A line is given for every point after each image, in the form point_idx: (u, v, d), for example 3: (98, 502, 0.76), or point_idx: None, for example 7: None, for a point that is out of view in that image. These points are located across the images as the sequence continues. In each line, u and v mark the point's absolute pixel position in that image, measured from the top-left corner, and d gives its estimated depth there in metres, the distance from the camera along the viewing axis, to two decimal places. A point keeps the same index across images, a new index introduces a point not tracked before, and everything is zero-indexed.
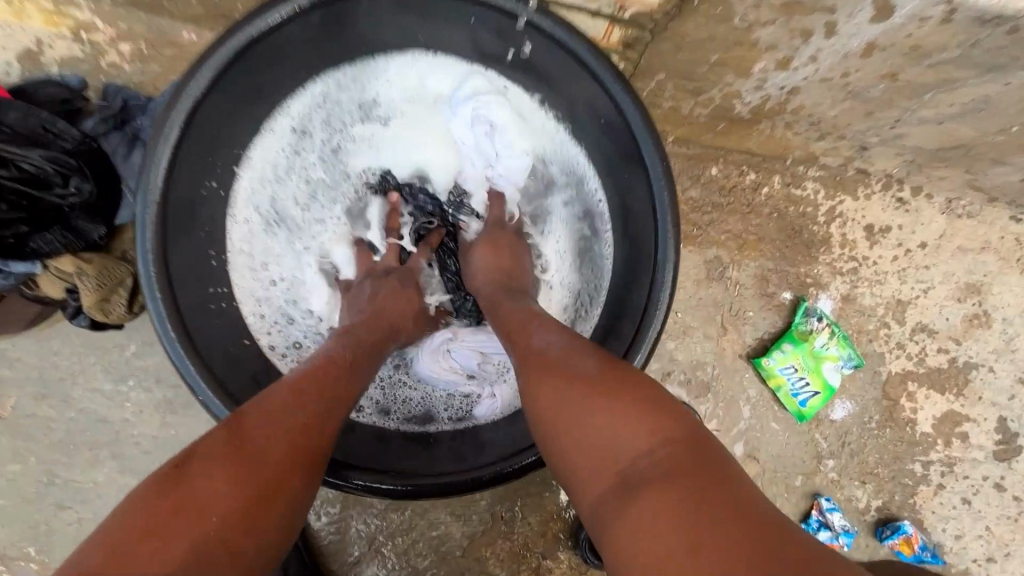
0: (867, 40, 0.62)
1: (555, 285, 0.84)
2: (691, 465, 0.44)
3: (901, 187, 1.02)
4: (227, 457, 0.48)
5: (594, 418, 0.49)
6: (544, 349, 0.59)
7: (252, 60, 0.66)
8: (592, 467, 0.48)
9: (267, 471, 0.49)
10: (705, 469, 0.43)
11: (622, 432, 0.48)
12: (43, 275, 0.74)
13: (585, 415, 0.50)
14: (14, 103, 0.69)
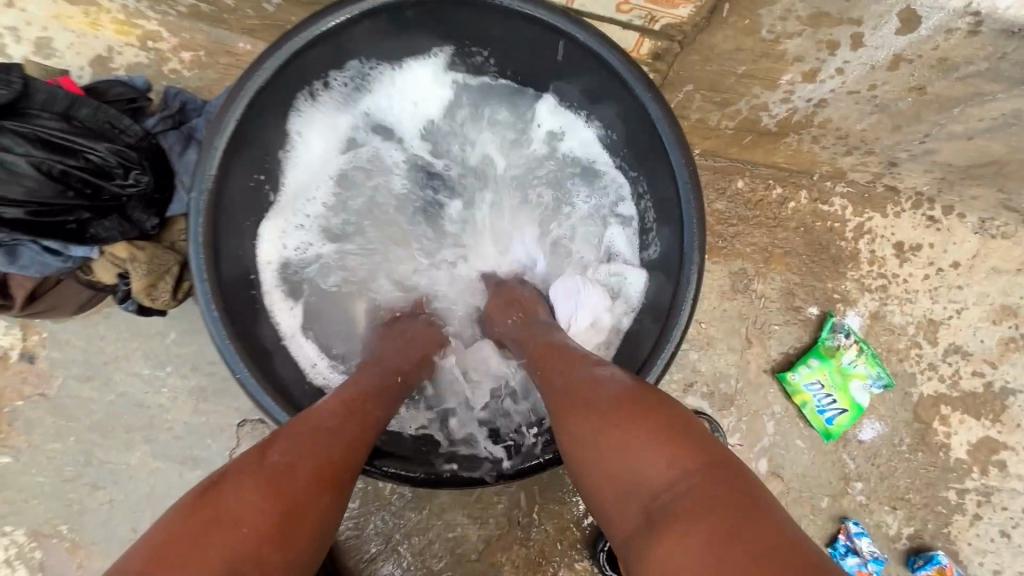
0: (894, 52, 0.64)
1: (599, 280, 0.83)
2: (642, 398, 0.52)
3: (931, 205, 1.02)
4: (262, 479, 0.48)
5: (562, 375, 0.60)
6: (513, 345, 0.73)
7: (306, 63, 0.70)
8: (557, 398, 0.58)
9: (306, 492, 0.49)
10: (642, 406, 0.52)
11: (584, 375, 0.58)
12: (99, 260, 0.80)
13: (556, 369, 0.61)
14: (88, 100, 0.75)
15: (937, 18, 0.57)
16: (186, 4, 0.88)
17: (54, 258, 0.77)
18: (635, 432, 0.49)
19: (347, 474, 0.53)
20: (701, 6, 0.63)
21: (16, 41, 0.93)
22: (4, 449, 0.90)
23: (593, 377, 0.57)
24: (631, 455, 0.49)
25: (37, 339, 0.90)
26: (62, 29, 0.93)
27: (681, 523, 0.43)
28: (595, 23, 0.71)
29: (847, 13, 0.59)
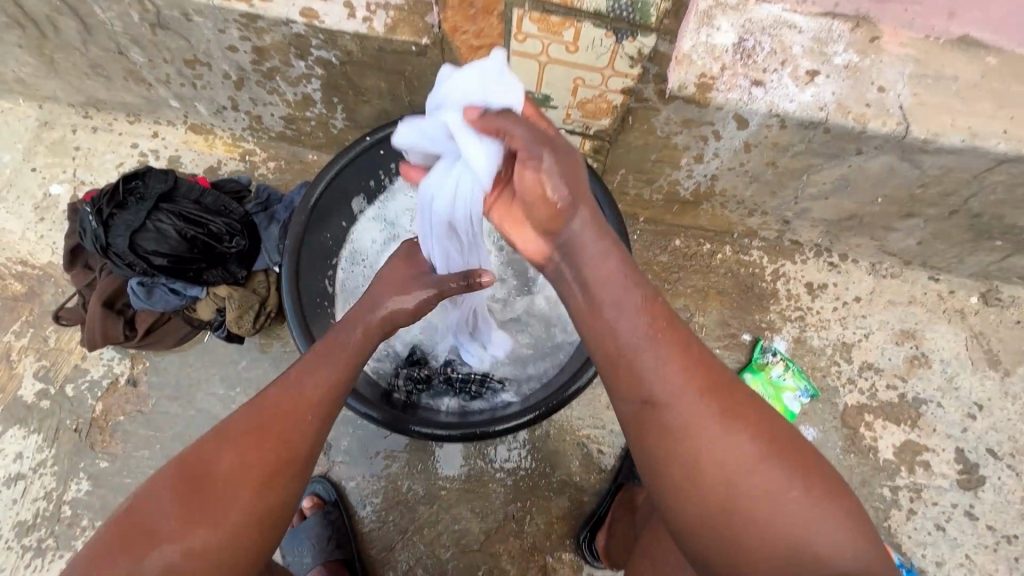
0: (744, 141, 0.98)
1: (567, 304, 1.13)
2: (681, 337, 0.68)
3: (830, 253, 1.31)
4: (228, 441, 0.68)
5: (628, 315, 0.68)
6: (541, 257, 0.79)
7: (357, 164, 1.04)
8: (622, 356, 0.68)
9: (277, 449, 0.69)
10: (706, 368, 0.67)
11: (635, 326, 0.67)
12: (203, 299, 1.11)
13: (606, 298, 0.69)
14: (212, 191, 1.11)
15: (758, 119, 0.91)
16: (277, 130, 1.28)
17: (174, 297, 1.09)
18: (706, 392, 0.65)
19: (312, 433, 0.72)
20: (614, 117, 0.99)
21: (156, 159, 1.33)
22: (105, 455, 1.14)
23: (608, 332, 0.69)
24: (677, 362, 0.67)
25: (141, 366, 1.18)
26: (188, 149, 1.33)
27: (723, 453, 0.63)
28: None
29: (703, 118, 0.94)
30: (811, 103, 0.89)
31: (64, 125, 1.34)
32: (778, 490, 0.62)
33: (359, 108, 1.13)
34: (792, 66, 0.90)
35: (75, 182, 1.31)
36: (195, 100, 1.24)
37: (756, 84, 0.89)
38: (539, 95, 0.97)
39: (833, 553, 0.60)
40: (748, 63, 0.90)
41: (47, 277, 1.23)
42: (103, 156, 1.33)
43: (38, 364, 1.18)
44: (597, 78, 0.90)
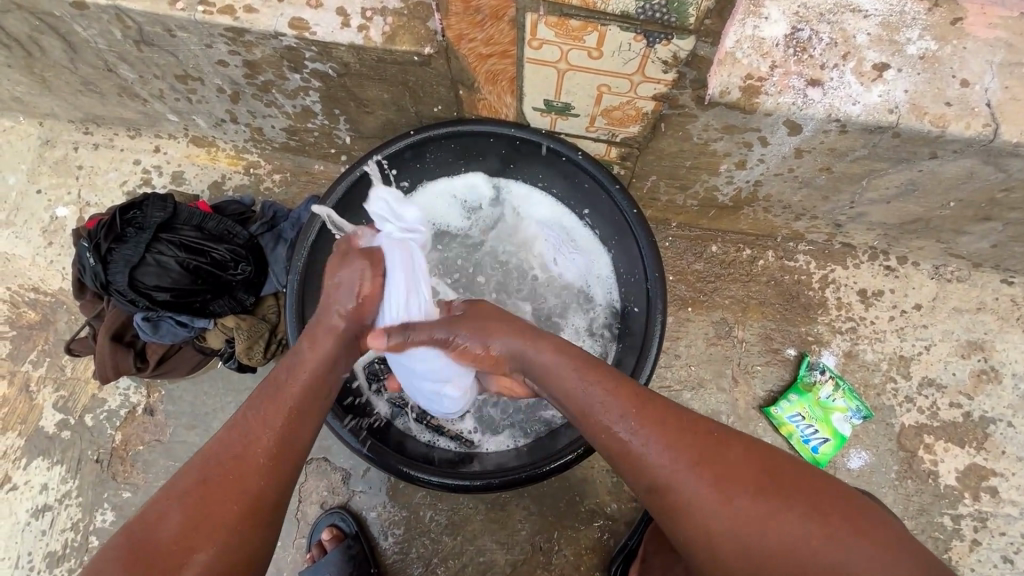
0: (795, 147, 0.86)
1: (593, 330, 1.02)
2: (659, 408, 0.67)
3: (886, 256, 1.18)
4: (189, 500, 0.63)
5: (594, 393, 0.68)
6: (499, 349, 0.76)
7: (364, 184, 0.96)
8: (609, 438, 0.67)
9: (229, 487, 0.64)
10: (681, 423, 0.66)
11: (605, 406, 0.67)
12: (212, 329, 1.06)
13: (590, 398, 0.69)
14: (214, 215, 1.05)
15: (813, 125, 0.79)
16: (279, 141, 1.20)
17: (182, 329, 1.04)
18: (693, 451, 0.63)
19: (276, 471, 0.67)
20: (644, 125, 0.87)
21: (158, 175, 1.27)
22: (127, 485, 1.13)
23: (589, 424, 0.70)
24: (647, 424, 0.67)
25: (157, 395, 1.16)
26: (191, 164, 1.27)
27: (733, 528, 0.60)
28: (574, 139, 0.96)
29: (748, 125, 0.82)
30: (879, 105, 0.76)
31: (65, 143, 1.29)
32: (813, 536, 0.57)
33: (363, 119, 1.04)
34: (856, 60, 0.77)
35: (80, 204, 1.27)
36: (193, 113, 1.17)
37: (812, 84, 0.76)
38: (558, 103, 0.86)
39: None
40: (803, 59, 0.77)
41: (59, 304, 1.21)
42: (105, 174, 1.28)
43: (57, 394, 1.17)
44: (625, 85, 0.78)
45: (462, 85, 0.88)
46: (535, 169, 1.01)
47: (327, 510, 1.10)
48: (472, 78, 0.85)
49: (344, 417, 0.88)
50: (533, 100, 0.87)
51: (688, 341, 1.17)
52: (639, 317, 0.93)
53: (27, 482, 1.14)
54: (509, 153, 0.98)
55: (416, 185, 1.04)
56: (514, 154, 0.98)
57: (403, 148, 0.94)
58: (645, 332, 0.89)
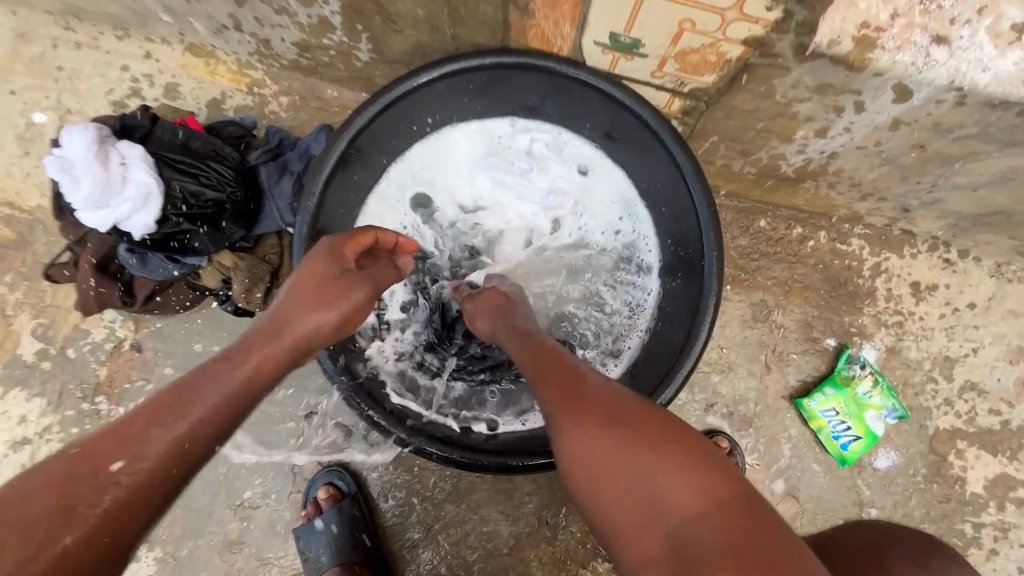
0: (893, 116, 0.74)
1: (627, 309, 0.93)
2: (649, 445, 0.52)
3: (948, 248, 1.08)
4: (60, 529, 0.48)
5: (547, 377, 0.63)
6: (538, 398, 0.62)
7: (386, 120, 0.83)
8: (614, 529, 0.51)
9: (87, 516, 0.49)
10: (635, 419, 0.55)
11: (631, 492, 0.51)
12: (206, 268, 0.95)
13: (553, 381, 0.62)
14: (201, 134, 0.93)
15: (928, 91, 0.67)
16: (289, 58, 1.05)
17: (171, 265, 0.93)
18: (706, 533, 0.47)
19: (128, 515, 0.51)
20: (723, 75, 0.75)
21: (150, 85, 1.12)
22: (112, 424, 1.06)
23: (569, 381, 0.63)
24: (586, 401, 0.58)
25: (145, 331, 1.07)
26: (187, 76, 1.12)
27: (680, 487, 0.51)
28: (634, 86, 0.83)
29: (848, 84, 0.69)
30: (1013, 74, 0.64)
31: (43, 38, 1.13)
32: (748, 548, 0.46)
33: (389, 39, 0.90)
34: (993, 16, 0.64)
35: (60, 110, 1.12)
36: (190, 15, 1.01)
37: (938, 41, 0.64)
38: (626, 39, 0.73)
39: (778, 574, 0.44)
40: (933, 8, 0.63)
41: (37, 223, 1.09)
42: (89, 79, 1.12)
43: (36, 322, 1.07)
44: (714, 22, 0.65)
45: (513, 5, 0.74)
46: (584, 121, 0.89)
47: (325, 466, 1.04)
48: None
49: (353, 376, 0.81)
50: (597, 33, 0.74)
51: (722, 321, 1.08)
52: (687, 296, 0.84)
53: (4, 413, 1.06)
54: (556, 98, 0.86)
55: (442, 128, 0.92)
56: (562, 99, 0.86)
57: (437, 79, 0.81)
58: (694, 318, 0.79)
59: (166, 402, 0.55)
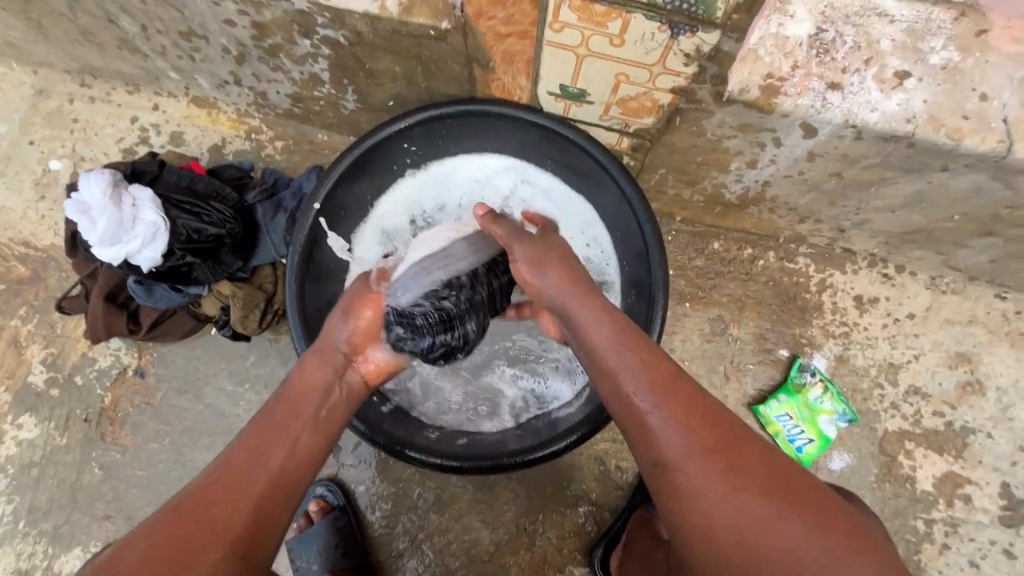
0: (808, 149, 0.85)
1: None
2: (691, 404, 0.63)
3: (885, 264, 1.19)
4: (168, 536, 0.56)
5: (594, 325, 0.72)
6: (625, 391, 0.66)
7: (367, 161, 0.94)
8: (699, 514, 0.58)
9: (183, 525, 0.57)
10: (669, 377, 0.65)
11: (703, 486, 0.59)
12: (207, 297, 1.05)
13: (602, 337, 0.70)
14: (204, 176, 1.04)
15: (830, 129, 0.79)
16: (283, 107, 1.17)
17: (176, 295, 1.03)
18: (785, 514, 0.56)
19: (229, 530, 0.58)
20: (659, 117, 0.86)
21: (157, 134, 1.23)
22: (115, 446, 1.13)
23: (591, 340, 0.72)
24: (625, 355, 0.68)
25: (148, 357, 1.15)
26: (190, 125, 1.23)
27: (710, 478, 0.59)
28: (586, 127, 0.95)
29: (764, 124, 0.81)
30: (897, 114, 0.76)
31: (61, 94, 1.25)
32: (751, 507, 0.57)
33: (372, 91, 1.02)
34: (878, 66, 0.76)
35: (75, 158, 1.23)
36: (195, 72, 1.13)
37: (832, 88, 0.76)
38: (574, 89, 0.84)
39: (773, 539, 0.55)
40: (825, 61, 0.75)
41: (50, 260, 1.19)
42: (101, 129, 1.24)
43: (46, 351, 1.15)
44: (643, 75, 0.77)
45: (476, 63, 0.86)
46: (545, 157, 1.00)
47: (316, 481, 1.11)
48: (488, 57, 0.83)
49: None
50: (549, 84, 0.85)
51: (683, 335, 1.17)
52: (640, 310, 0.93)
53: (14, 438, 1.13)
54: (518, 137, 0.97)
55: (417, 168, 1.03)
56: (523, 138, 0.97)
57: (411, 125, 0.92)
58: (645, 328, 0.89)
59: (276, 430, 0.65)
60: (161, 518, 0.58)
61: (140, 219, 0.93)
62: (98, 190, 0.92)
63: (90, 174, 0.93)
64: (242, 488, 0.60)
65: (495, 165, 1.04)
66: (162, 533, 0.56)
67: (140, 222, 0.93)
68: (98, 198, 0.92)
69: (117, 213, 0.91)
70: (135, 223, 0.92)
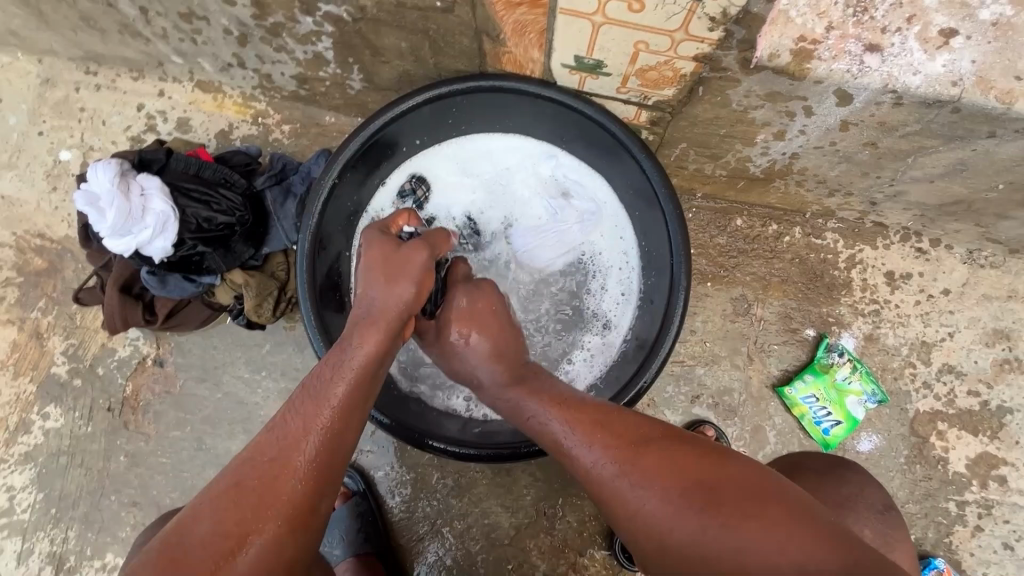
0: (841, 118, 0.80)
1: (610, 308, 0.99)
2: (588, 418, 0.66)
3: (919, 238, 1.13)
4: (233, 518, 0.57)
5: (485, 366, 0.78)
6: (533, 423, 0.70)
7: (375, 143, 0.91)
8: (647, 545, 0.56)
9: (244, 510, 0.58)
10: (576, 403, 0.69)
11: (619, 491, 0.58)
12: (220, 286, 1.04)
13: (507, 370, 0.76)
14: (211, 164, 1.02)
15: (866, 96, 0.73)
16: (289, 90, 1.14)
17: (190, 284, 1.03)
18: (697, 501, 0.53)
19: (305, 509, 0.60)
20: (681, 88, 0.81)
21: (163, 121, 1.21)
22: (139, 434, 1.14)
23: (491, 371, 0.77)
24: (524, 393, 0.73)
25: (166, 347, 1.15)
26: (197, 110, 1.21)
27: (617, 483, 0.59)
28: (602, 101, 0.90)
29: (794, 92, 0.76)
30: (942, 77, 0.70)
31: (66, 83, 1.23)
32: (670, 514, 0.54)
33: (377, 70, 0.98)
34: (921, 24, 0.69)
35: (84, 148, 1.22)
36: (198, 56, 1.11)
37: (870, 50, 0.70)
38: (589, 60, 0.80)
39: (692, 544, 0.51)
40: (863, 20, 0.69)
41: (66, 252, 1.19)
42: (108, 117, 1.22)
43: (67, 343, 1.16)
44: (664, 43, 0.72)
45: (486, 36, 0.82)
46: (560, 134, 0.96)
47: None
48: (498, 28, 0.79)
49: None
50: (563, 56, 0.81)
51: (705, 316, 1.14)
52: (660, 294, 0.90)
53: (41, 428, 1.15)
54: (533, 114, 0.93)
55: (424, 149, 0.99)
56: (538, 115, 0.93)
57: (421, 104, 0.89)
58: (666, 315, 0.85)
59: (315, 401, 0.64)
60: (218, 504, 0.58)
61: (150, 212, 0.92)
62: (105, 181, 0.90)
63: (98, 164, 0.92)
64: (286, 476, 0.60)
65: (512, 143, 1.01)
66: (224, 518, 0.57)
67: (151, 215, 0.92)
68: (106, 190, 0.90)
69: (128, 206, 0.90)
70: (145, 215, 0.92)
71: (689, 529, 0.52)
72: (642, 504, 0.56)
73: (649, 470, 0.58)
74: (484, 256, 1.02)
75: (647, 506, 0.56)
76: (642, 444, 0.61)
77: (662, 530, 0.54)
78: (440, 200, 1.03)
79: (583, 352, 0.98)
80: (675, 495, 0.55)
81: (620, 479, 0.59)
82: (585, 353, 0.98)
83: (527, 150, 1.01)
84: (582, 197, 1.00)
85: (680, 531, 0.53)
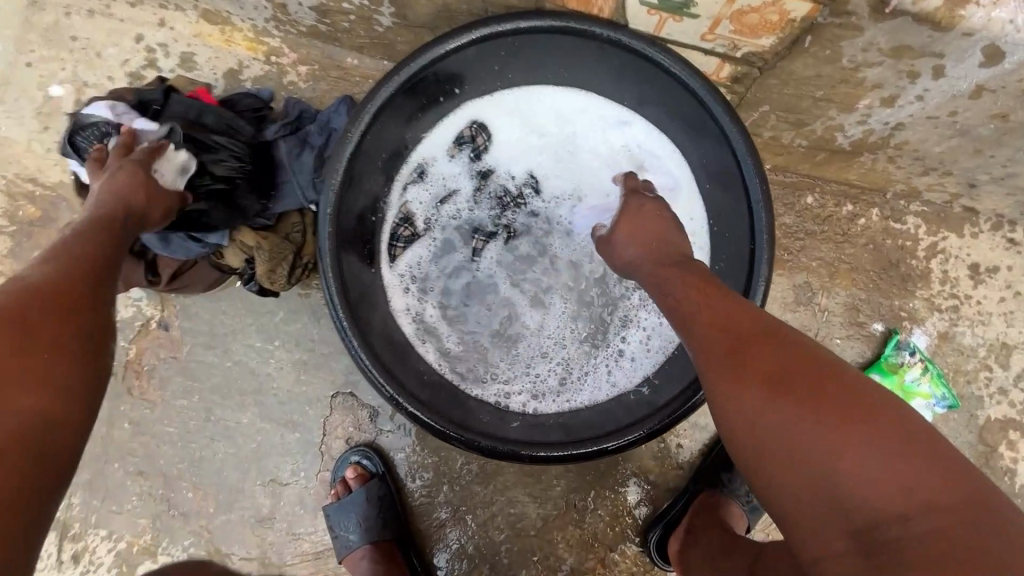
0: (975, 83, 0.66)
1: None
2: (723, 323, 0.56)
3: (1012, 227, 1.00)
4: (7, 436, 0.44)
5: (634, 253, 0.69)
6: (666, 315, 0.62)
7: (412, 90, 0.78)
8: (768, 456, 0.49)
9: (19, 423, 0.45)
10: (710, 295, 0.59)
11: (752, 409, 0.50)
12: (229, 248, 0.93)
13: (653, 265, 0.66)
14: (211, 108, 0.89)
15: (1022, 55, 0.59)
16: (307, 24, 0.99)
17: (194, 245, 0.92)
18: (845, 436, 0.46)
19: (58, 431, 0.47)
20: (783, 37, 0.67)
21: (165, 55, 1.07)
22: (144, 401, 1.07)
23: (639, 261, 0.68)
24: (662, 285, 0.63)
25: (171, 310, 1.06)
26: (202, 45, 1.07)
27: (751, 402, 0.50)
28: (680, 50, 0.76)
29: (929, 47, 0.62)
30: None
31: (55, 6, 1.08)
32: (806, 440, 0.47)
33: (412, 2, 0.84)
34: None
35: (77, 83, 1.09)
36: None
37: None
38: None
39: (843, 482, 0.45)
40: None
41: (60, 200, 1.08)
42: (103, 49, 1.08)
43: None
44: None
45: None
46: (625, 88, 0.83)
47: (353, 446, 1.04)
48: None
49: (377, 357, 0.76)
50: None
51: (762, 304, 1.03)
52: (733, 281, 0.79)
53: None
54: (597, 62, 0.79)
55: (472, 96, 0.87)
56: (602, 64, 0.79)
57: (467, 45, 0.75)
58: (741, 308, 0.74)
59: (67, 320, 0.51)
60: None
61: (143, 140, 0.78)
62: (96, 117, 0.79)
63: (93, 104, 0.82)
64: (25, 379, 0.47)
65: (569, 98, 0.89)
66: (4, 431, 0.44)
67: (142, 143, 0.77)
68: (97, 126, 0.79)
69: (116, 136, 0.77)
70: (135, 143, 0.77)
71: (844, 467, 0.45)
72: (779, 430, 0.48)
73: (785, 381, 0.50)
74: (528, 229, 0.92)
75: (781, 427, 0.48)
76: (784, 358, 0.51)
77: (805, 462, 0.47)
78: (484, 162, 0.92)
79: (631, 343, 0.89)
80: (815, 424, 0.47)
81: (752, 396, 0.50)
82: (635, 344, 0.88)
83: (586, 109, 0.90)
84: (645, 167, 0.89)
85: (814, 461, 0.46)
